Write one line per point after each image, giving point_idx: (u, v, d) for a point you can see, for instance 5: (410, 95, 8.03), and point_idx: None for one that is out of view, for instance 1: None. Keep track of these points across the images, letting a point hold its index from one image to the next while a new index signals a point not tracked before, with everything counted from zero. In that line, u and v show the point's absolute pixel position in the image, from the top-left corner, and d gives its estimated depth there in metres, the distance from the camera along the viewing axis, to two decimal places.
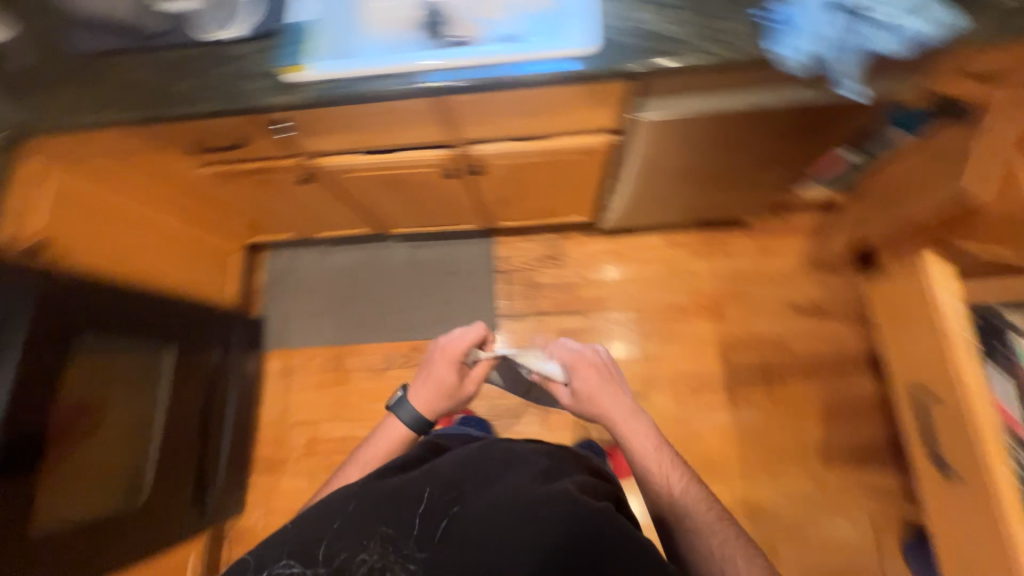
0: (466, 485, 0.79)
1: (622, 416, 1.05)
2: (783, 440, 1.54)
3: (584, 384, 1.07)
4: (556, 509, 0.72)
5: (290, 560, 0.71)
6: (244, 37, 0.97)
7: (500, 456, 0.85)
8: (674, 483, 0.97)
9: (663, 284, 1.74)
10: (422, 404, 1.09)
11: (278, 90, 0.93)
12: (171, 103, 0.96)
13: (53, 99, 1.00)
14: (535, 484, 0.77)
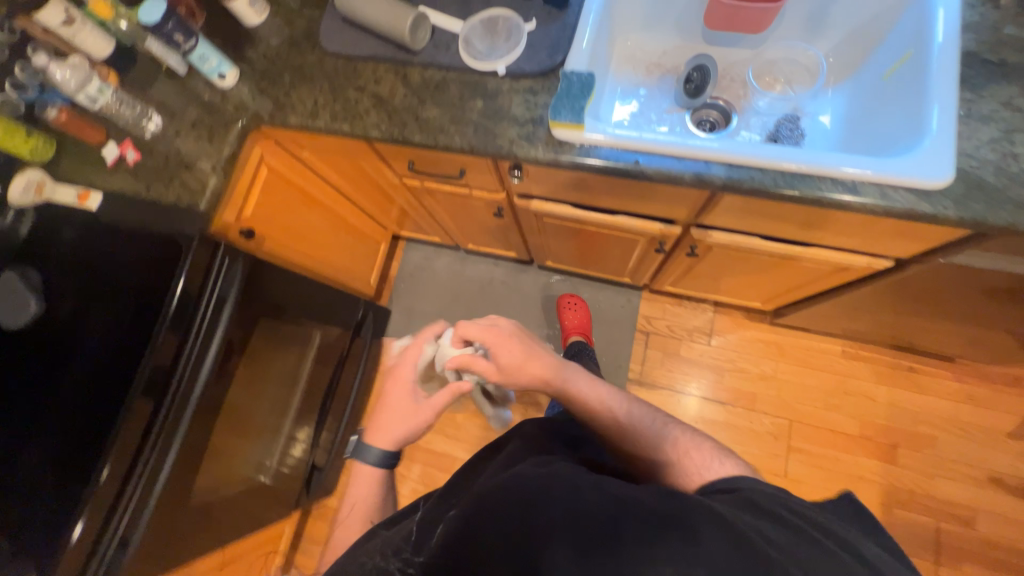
0: (470, 490, 0.58)
1: (561, 374, 0.83)
2: None
3: (510, 353, 0.85)
4: (551, 487, 0.50)
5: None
6: (511, 77, 0.85)
7: (496, 476, 0.57)
8: (662, 446, 0.72)
9: (828, 401, 1.49)
10: (393, 440, 0.88)
11: (546, 152, 0.80)
12: (422, 131, 0.86)
13: (296, 96, 0.94)
14: (521, 480, 0.52)
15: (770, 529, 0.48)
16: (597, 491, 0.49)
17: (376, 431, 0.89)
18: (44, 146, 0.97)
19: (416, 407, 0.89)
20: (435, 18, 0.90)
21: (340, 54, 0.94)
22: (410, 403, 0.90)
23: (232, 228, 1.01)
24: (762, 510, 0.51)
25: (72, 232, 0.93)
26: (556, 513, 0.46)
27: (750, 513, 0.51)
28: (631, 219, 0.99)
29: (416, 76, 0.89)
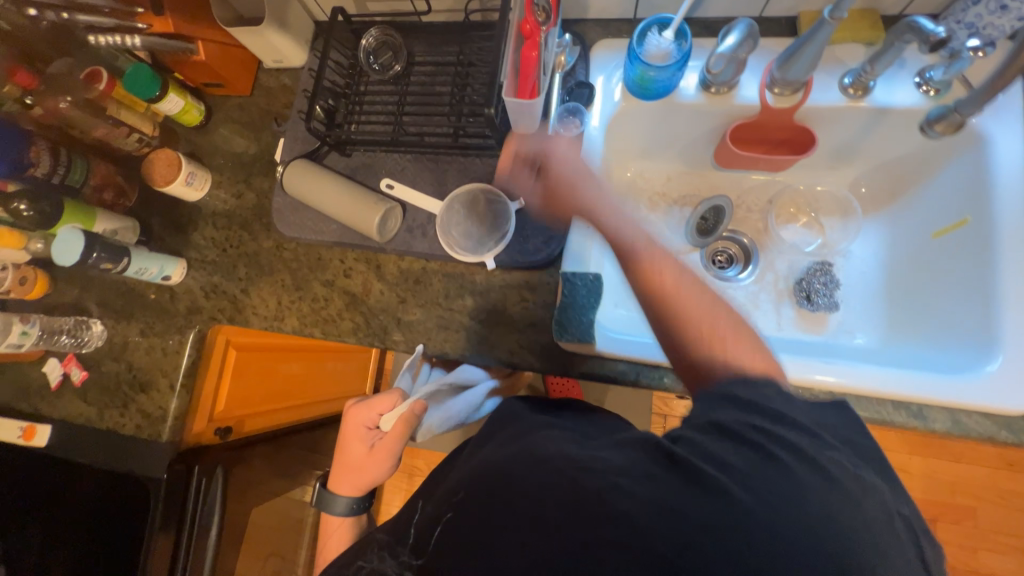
0: (454, 476, 0.53)
1: (591, 193, 0.61)
2: None
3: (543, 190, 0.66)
4: (538, 466, 0.45)
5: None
6: (502, 268, 0.73)
7: (480, 454, 0.53)
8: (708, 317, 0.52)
9: None
10: (356, 487, 0.75)
11: (551, 366, 0.69)
12: (406, 336, 0.75)
13: (254, 292, 0.81)
14: (502, 462, 0.47)
15: (777, 453, 0.41)
16: (580, 456, 0.45)
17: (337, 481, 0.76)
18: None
19: (370, 451, 0.75)
20: (404, 195, 0.76)
21: (298, 240, 0.81)
22: (364, 451, 0.75)
23: (205, 435, 0.89)
24: (729, 430, 0.43)
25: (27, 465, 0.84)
26: (551, 499, 0.42)
27: (728, 441, 0.42)
28: None
29: (392, 267, 0.77)
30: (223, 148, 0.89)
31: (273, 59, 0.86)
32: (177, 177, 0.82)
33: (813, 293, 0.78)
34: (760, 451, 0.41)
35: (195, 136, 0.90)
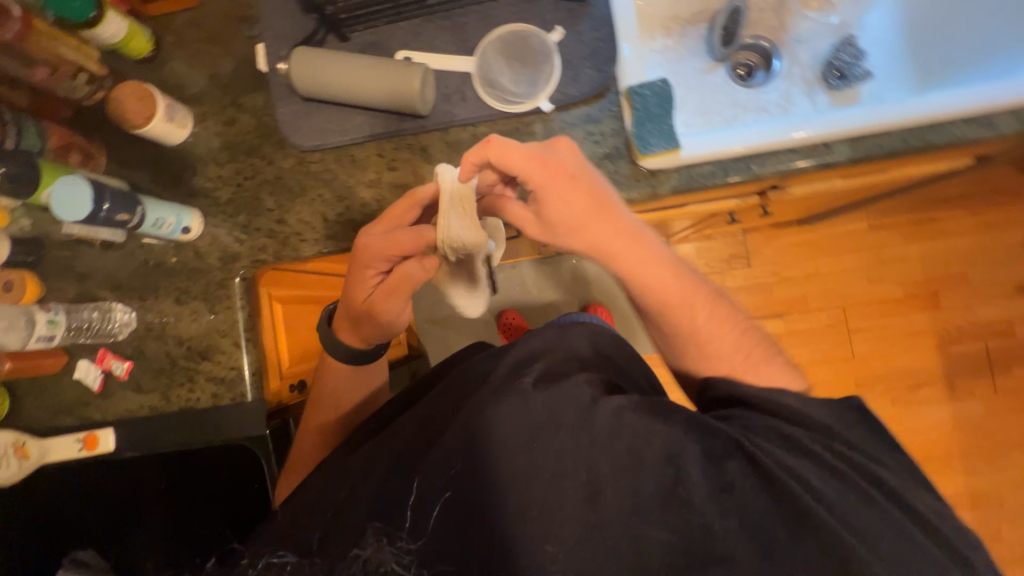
0: (456, 440, 0.52)
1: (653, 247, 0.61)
2: (1002, 423, 1.51)
3: (570, 208, 0.57)
4: (567, 417, 0.51)
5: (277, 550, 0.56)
6: (558, 109, 0.69)
7: (481, 406, 0.53)
8: (730, 353, 0.60)
9: (870, 277, 1.57)
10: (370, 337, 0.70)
11: (637, 190, 0.67)
12: None
13: (292, 218, 0.73)
14: (510, 418, 0.51)
15: (835, 467, 0.48)
16: (601, 438, 0.49)
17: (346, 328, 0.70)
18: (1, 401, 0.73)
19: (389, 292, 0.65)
20: (430, 62, 0.69)
21: (323, 148, 0.72)
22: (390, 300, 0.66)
23: (282, 394, 0.83)
24: (799, 444, 0.50)
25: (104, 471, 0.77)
26: (579, 475, 0.48)
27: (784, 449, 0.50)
28: (701, 207, 0.88)
29: (436, 146, 0.71)
30: (189, 75, 0.76)
31: None
32: (155, 112, 0.69)
33: (846, 64, 0.79)
34: (792, 484, 0.46)
35: (150, 70, 0.76)
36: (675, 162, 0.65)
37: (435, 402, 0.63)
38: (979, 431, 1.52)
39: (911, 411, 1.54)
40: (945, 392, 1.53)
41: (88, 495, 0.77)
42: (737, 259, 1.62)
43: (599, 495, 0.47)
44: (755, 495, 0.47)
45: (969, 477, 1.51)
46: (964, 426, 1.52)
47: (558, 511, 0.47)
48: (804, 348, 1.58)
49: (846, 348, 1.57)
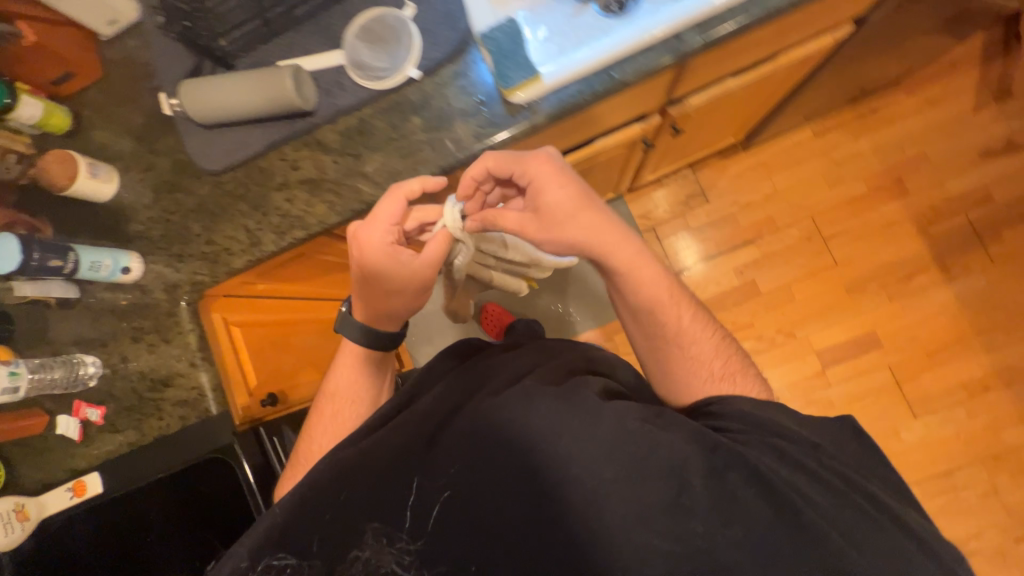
0: (459, 455, 0.68)
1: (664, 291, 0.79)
2: (1007, 289, 1.45)
3: (556, 194, 0.70)
4: (566, 425, 0.66)
5: (279, 554, 0.65)
6: (428, 74, 0.74)
7: (490, 420, 0.68)
8: (708, 361, 0.78)
9: (830, 181, 1.55)
10: (386, 313, 0.75)
11: (516, 125, 0.71)
12: (381, 184, 0.75)
13: (219, 236, 0.78)
14: (512, 425, 0.67)
15: (771, 476, 0.63)
16: (618, 443, 0.64)
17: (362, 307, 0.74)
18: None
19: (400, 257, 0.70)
20: (304, 63, 0.75)
21: (233, 167, 0.78)
22: (403, 268, 0.71)
23: (254, 408, 0.85)
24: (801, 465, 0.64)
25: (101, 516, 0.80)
26: (558, 491, 0.63)
27: (770, 453, 0.65)
28: (608, 139, 0.95)
29: (330, 136, 0.76)
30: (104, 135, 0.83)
31: (105, 18, 0.81)
32: (78, 170, 0.77)
33: None
34: (792, 497, 0.61)
35: (73, 141, 0.84)
36: (540, 90, 0.69)
37: (432, 408, 0.74)
38: (987, 303, 1.46)
39: (912, 300, 1.49)
40: (940, 273, 1.48)
41: (116, 533, 0.81)
42: (694, 199, 1.62)
43: (578, 504, 0.62)
44: (696, 495, 0.61)
45: (992, 353, 1.44)
46: (970, 303, 1.46)
47: (561, 517, 0.62)
48: (785, 267, 1.55)
49: (827, 256, 1.54)
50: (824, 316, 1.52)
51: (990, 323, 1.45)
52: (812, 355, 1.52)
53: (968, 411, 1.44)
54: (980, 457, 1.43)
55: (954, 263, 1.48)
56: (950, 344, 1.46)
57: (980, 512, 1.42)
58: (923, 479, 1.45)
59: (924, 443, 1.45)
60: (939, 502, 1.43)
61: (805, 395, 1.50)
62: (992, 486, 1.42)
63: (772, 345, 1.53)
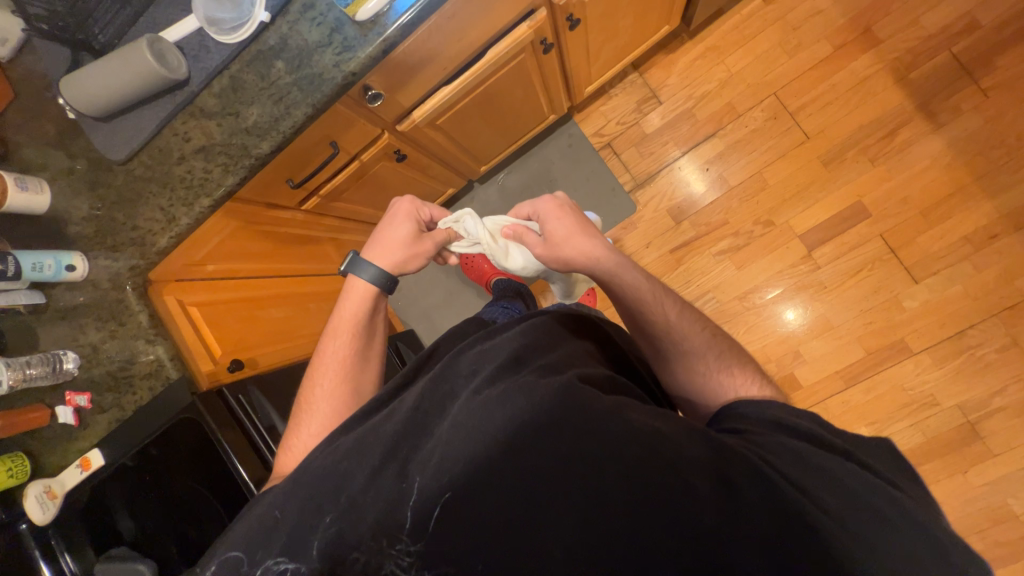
0: (457, 445, 0.55)
1: (660, 298, 0.78)
2: (1000, 123, 1.33)
3: (560, 224, 0.83)
4: (575, 418, 0.54)
5: (279, 557, 0.57)
6: (279, 14, 0.74)
7: (496, 399, 0.57)
8: (706, 355, 0.74)
9: (789, 49, 1.44)
10: (391, 265, 0.82)
11: (369, 42, 0.71)
12: (263, 136, 0.76)
13: (141, 222, 0.84)
14: (522, 410, 0.55)
15: (789, 475, 0.53)
16: (664, 440, 0.53)
17: (378, 251, 0.83)
18: (26, 462, 0.85)
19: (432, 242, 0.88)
20: (166, 34, 0.77)
21: (136, 153, 0.82)
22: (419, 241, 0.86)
23: (220, 372, 0.95)
24: (852, 479, 0.54)
25: (112, 490, 0.87)
26: (571, 491, 0.52)
27: (805, 443, 0.58)
28: (500, 48, 0.90)
29: (210, 100, 0.78)
30: (18, 149, 0.86)
31: None
32: (7, 187, 0.79)
33: None
34: (822, 496, 0.52)
35: None
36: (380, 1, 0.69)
37: (426, 393, 0.64)
38: (981, 143, 1.34)
39: (899, 157, 1.38)
40: (925, 121, 1.37)
41: (130, 509, 0.88)
42: (646, 105, 1.53)
43: (590, 500, 0.52)
44: (710, 500, 0.50)
45: (994, 194, 1.33)
46: (961, 146, 1.35)
47: (570, 520, 0.52)
48: (756, 154, 1.46)
49: (799, 130, 1.43)
50: (803, 196, 1.43)
51: (988, 163, 1.34)
52: (798, 239, 1.43)
53: (977, 261, 1.34)
54: (997, 307, 1.33)
55: (937, 107, 1.36)
56: (947, 196, 1.35)
57: (1004, 365, 1.33)
58: (935, 343, 1.37)
59: (932, 304, 1.36)
60: (958, 363, 1.35)
61: (795, 281, 1.44)
62: (1012, 338, 1.33)
63: (753, 236, 1.46)
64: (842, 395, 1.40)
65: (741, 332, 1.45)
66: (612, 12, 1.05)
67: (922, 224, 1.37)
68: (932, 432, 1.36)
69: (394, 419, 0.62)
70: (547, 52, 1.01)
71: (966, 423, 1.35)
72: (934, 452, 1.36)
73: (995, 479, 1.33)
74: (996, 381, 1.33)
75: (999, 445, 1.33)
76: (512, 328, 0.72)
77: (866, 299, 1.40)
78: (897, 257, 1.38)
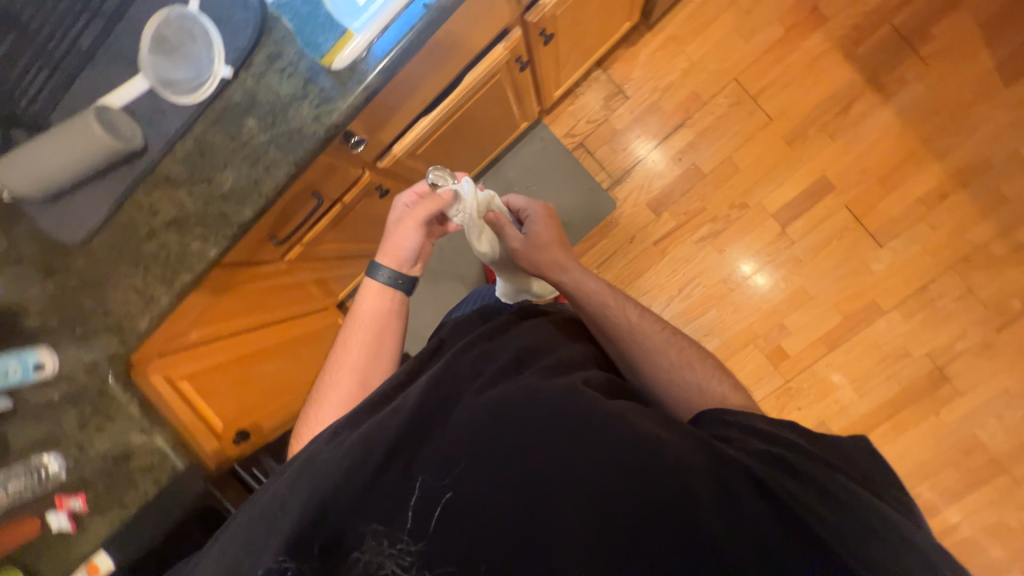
0: (461, 445, 0.55)
1: (619, 300, 0.83)
2: (940, 91, 1.42)
3: (544, 230, 0.90)
4: (579, 410, 0.57)
5: (272, 557, 0.52)
6: (242, 67, 0.68)
7: (503, 396, 0.58)
8: (667, 352, 0.77)
9: (745, 33, 1.47)
10: (393, 256, 0.80)
11: (350, 92, 0.66)
12: (243, 201, 0.70)
13: (115, 305, 0.77)
14: (527, 407, 0.57)
15: (781, 481, 0.55)
16: (662, 441, 0.56)
17: (385, 250, 0.80)
18: None
19: (420, 224, 0.79)
20: (112, 99, 0.69)
21: (97, 232, 0.75)
22: (412, 225, 0.79)
23: (226, 445, 0.96)
24: (840, 490, 0.55)
25: None
26: (573, 497, 0.53)
27: (791, 452, 0.60)
28: (478, 72, 0.86)
29: (175, 166, 0.71)
30: None
31: None
32: None
33: None
34: (817, 507, 0.53)
35: None
36: (356, 51, 0.65)
37: (429, 390, 0.59)
38: (925, 111, 1.43)
39: (854, 130, 1.45)
40: (874, 94, 1.44)
41: None
42: (615, 101, 1.53)
43: (592, 500, 0.53)
44: (707, 498, 0.53)
45: (941, 157, 1.43)
46: (908, 115, 1.44)
47: (573, 523, 0.52)
48: (725, 139, 1.50)
49: (762, 112, 1.48)
50: (772, 176, 1.49)
51: (933, 129, 1.43)
52: (771, 217, 1.49)
53: (932, 221, 1.45)
54: (952, 260, 1.45)
55: (884, 80, 1.44)
56: (900, 162, 1.44)
57: (963, 313, 1.46)
58: (904, 299, 1.47)
59: (897, 265, 1.47)
60: (924, 316, 1.47)
61: (773, 258, 1.50)
62: (968, 287, 1.45)
63: (729, 219, 1.51)
64: (827, 359, 1.50)
65: (730, 312, 1.51)
66: (579, 22, 1.03)
67: (882, 191, 1.45)
68: (907, 381, 1.48)
69: (396, 412, 0.58)
70: (522, 69, 0.99)
71: (936, 369, 1.47)
72: (909, 398, 1.48)
73: (964, 414, 1.47)
74: (957, 328, 1.46)
75: (964, 384, 1.46)
76: (508, 326, 0.74)
77: (839, 267, 1.48)
78: (861, 225, 1.47)
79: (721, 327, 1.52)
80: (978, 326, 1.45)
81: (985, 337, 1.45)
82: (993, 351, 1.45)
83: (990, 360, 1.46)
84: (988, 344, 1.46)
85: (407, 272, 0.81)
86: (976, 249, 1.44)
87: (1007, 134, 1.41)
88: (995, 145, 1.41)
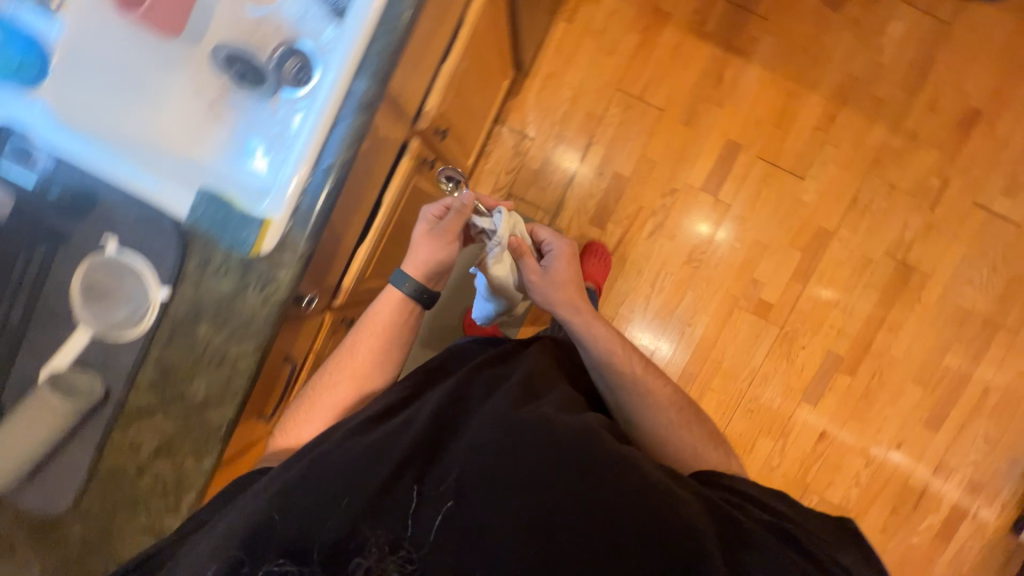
0: (476, 466, 0.65)
1: (625, 350, 0.89)
2: (788, 35, 1.59)
3: (566, 269, 0.93)
4: (594, 450, 0.65)
5: (278, 558, 0.61)
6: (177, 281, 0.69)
7: (524, 423, 0.67)
8: (667, 411, 0.86)
9: (608, 50, 1.61)
10: (421, 266, 0.85)
11: (287, 267, 0.68)
12: (221, 402, 0.70)
13: (124, 559, 0.72)
14: (529, 435, 0.66)
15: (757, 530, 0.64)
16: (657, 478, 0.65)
17: (414, 259, 0.86)
18: None
19: (449, 236, 0.86)
20: (58, 359, 0.69)
21: (81, 491, 0.71)
22: (442, 238, 0.85)
23: None
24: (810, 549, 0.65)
25: None
26: (565, 527, 0.62)
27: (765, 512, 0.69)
28: (393, 189, 0.92)
29: (142, 395, 0.70)
30: None
31: None
32: None
33: None
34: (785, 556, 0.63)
35: None
36: (279, 230, 0.67)
37: (446, 407, 0.72)
38: (784, 55, 1.58)
39: (734, 94, 1.59)
40: (736, 58, 1.59)
41: None
42: (524, 146, 1.62)
43: (580, 519, 0.62)
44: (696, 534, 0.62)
45: (815, 87, 1.58)
46: (772, 64, 1.59)
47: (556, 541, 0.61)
48: (632, 142, 1.60)
49: (652, 107, 1.60)
50: (685, 157, 1.60)
51: (798, 67, 1.58)
52: (701, 191, 1.59)
53: (833, 142, 1.58)
54: (865, 167, 1.57)
55: (738, 44, 1.59)
56: (784, 104, 1.58)
57: (897, 207, 1.57)
58: (843, 216, 1.58)
59: (823, 189, 1.58)
60: (866, 224, 1.57)
61: (719, 225, 1.59)
62: (890, 184, 1.57)
63: (667, 208, 1.59)
64: (805, 295, 1.57)
65: (704, 288, 1.58)
66: (464, 104, 1.11)
67: (781, 133, 1.58)
68: (880, 284, 1.57)
69: (415, 429, 0.69)
70: (431, 164, 1.04)
71: (899, 264, 1.57)
72: (889, 299, 1.57)
73: (939, 293, 1.56)
74: (899, 222, 1.57)
75: (928, 267, 1.56)
76: (510, 359, 0.83)
77: (777, 210, 1.59)
78: (778, 168, 1.59)
79: (702, 304, 1.58)
80: (915, 213, 1.57)
81: (925, 220, 1.57)
82: (938, 229, 1.56)
83: (939, 238, 1.56)
84: (932, 224, 1.57)
85: (431, 287, 0.87)
86: (880, 150, 1.57)
87: (859, 48, 1.57)
88: (852, 61, 1.57)
